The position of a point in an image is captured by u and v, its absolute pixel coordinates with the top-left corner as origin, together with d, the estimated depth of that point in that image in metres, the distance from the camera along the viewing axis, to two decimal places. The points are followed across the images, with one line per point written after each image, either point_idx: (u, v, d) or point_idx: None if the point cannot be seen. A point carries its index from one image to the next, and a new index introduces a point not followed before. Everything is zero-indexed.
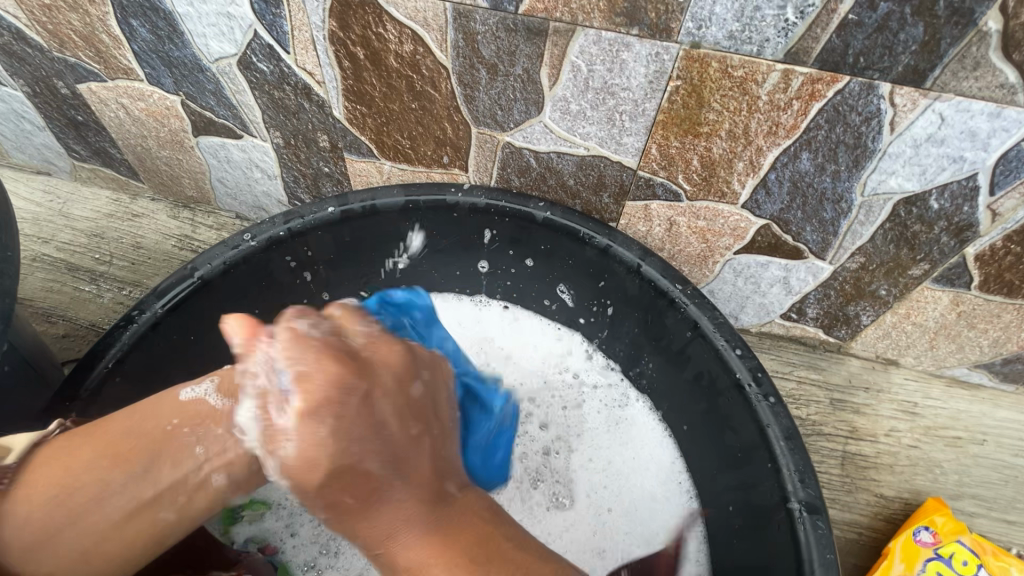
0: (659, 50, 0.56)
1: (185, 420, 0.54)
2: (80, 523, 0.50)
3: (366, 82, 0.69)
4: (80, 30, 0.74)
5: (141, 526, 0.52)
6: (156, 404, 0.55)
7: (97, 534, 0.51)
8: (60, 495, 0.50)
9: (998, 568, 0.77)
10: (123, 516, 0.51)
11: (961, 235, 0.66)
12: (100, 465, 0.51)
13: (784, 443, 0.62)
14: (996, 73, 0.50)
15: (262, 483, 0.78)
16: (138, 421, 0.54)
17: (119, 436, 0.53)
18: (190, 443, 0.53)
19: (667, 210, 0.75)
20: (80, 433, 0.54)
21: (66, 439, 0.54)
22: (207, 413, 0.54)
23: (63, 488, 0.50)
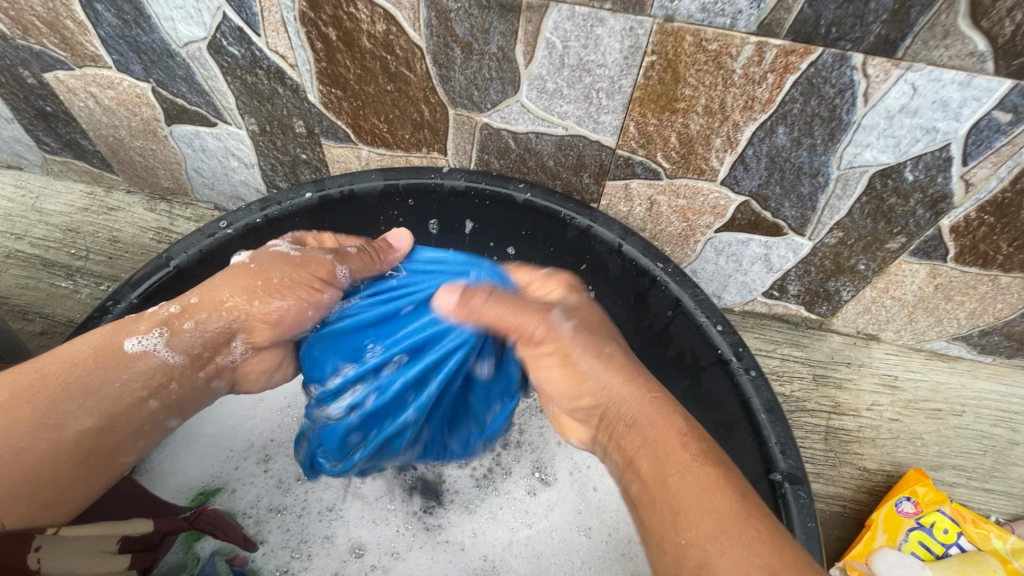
0: (633, 24, 0.56)
1: (134, 372, 0.54)
2: (38, 478, 0.47)
3: (339, 64, 0.68)
4: (44, 15, 0.72)
5: (104, 471, 0.52)
6: (99, 354, 0.53)
7: (61, 485, 0.48)
8: (11, 453, 0.46)
9: (977, 535, 0.80)
10: (86, 461, 0.50)
11: (935, 207, 0.67)
12: (48, 417, 0.48)
13: (765, 416, 0.63)
14: (966, 41, 0.50)
15: (223, 495, 0.77)
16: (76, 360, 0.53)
17: (67, 386, 0.50)
18: (145, 395, 0.54)
19: (647, 189, 0.75)
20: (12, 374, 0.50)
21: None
22: (160, 366, 0.55)
23: (12, 445, 0.46)
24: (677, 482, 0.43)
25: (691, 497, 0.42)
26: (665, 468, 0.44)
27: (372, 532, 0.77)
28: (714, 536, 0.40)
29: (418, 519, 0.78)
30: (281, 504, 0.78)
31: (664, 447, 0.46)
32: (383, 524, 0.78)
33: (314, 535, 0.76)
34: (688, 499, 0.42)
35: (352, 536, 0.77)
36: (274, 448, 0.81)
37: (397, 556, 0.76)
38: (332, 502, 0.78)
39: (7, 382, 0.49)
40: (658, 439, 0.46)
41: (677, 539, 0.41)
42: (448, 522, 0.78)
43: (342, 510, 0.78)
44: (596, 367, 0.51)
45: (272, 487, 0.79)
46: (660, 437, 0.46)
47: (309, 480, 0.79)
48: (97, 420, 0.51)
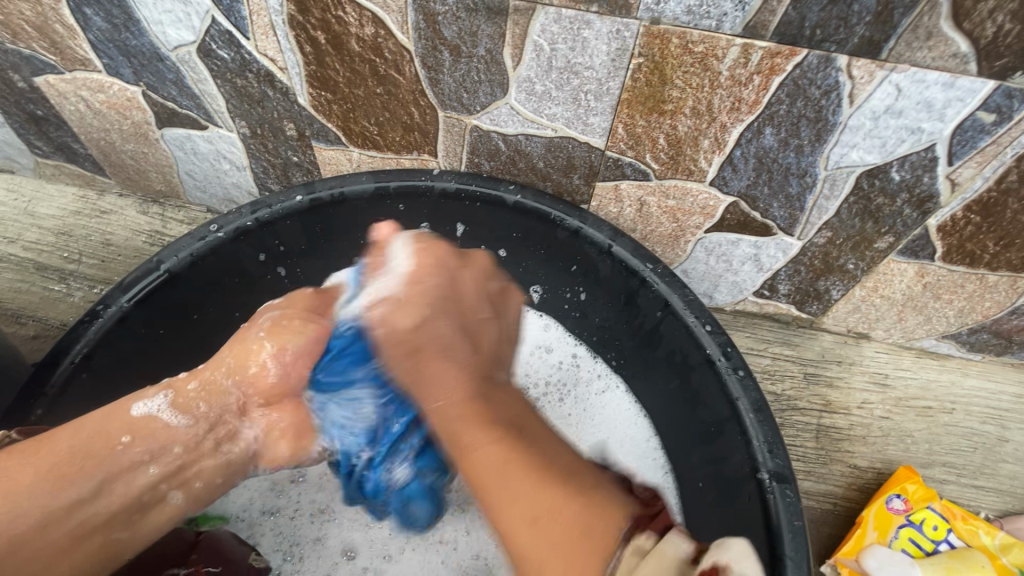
0: (619, 27, 0.56)
1: (138, 440, 0.56)
2: (25, 549, 0.50)
3: (329, 67, 0.68)
4: (33, 20, 0.72)
5: (92, 547, 0.54)
6: (104, 423, 0.56)
7: (47, 557, 0.52)
8: (7, 522, 0.50)
9: (967, 532, 0.81)
10: (74, 538, 0.53)
11: (922, 206, 0.67)
12: (48, 490, 0.51)
13: (753, 416, 0.63)
14: (949, 42, 0.51)
15: (215, 500, 0.77)
16: (86, 437, 0.55)
17: (68, 455, 0.53)
18: (142, 463, 0.56)
19: (637, 190, 0.75)
20: (28, 447, 0.53)
21: (12, 455, 0.53)
22: (161, 429, 0.58)
23: (10, 513, 0.50)
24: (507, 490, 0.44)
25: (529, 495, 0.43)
26: (495, 475, 0.45)
27: (365, 533, 0.78)
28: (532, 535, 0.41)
29: None
30: (274, 506, 0.78)
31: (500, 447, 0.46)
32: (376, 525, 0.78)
33: (306, 536, 0.77)
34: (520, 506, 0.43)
35: (345, 537, 0.77)
36: None
37: (388, 557, 0.76)
38: (325, 504, 0.79)
39: (17, 452, 0.53)
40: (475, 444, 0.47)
41: (518, 539, 0.43)
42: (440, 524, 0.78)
43: (335, 511, 0.78)
44: (434, 321, 0.55)
45: (265, 490, 0.79)
46: (505, 449, 0.46)
47: (302, 482, 0.80)
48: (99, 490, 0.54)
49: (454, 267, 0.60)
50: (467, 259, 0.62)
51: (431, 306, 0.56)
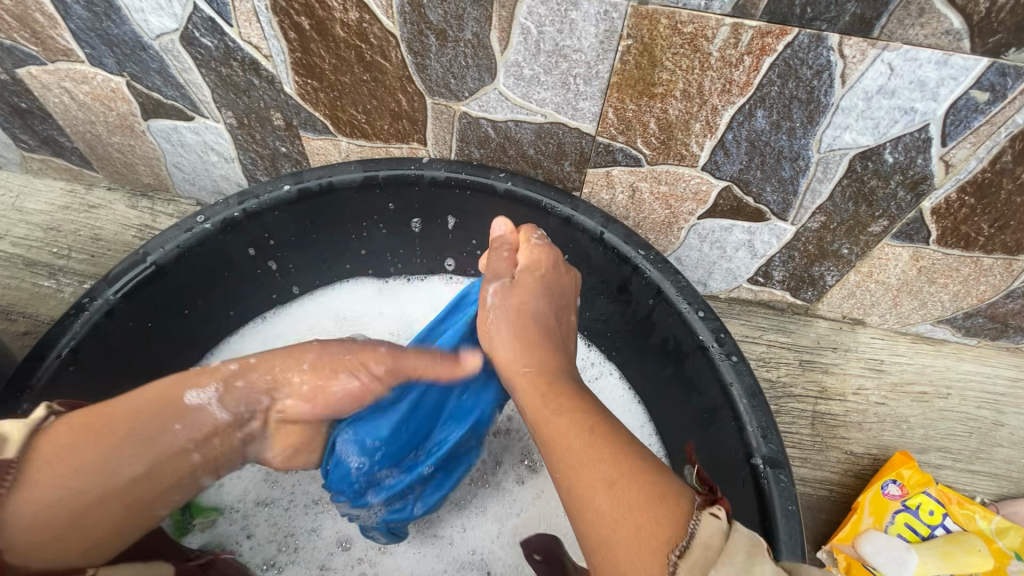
0: (607, 8, 0.55)
1: (187, 428, 0.54)
2: (84, 525, 0.48)
3: (314, 54, 0.67)
4: (12, 9, 0.70)
5: (140, 522, 0.53)
6: (159, 404, 0.53)
7: (98, 535, 0.50)
8: (63, 502, 0.47)
9: (963, 516, 0.81)
10: (128, 514, 0.51)
11: (916, 188, 0.66)
12: (101, 474, 0.48)
13: (746, 401, 0.63)
14: (942, 19, 0.50)
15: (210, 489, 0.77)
16: (146, 423, 0.52)
17: (127, 439, 0.50)
18: (189, 449, 0.55)
19: (628, 175, 0.75)
20: (83, 428, 0.50)
21: (67, 434, 0.49)
22: (211, 422, 0.55)
23: (66, 494, 0.47)
24: (605, 503, 0.43)
25: (596, 499, 0.43)
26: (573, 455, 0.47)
27: (361, 525, 0.77)
28: (610, 495, 0.43)
29: None
30: (268, 497, 0.78)
31: (574, 438, 0.48)
32: None
33: (301, 527, 0.77)
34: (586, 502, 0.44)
35: (340, 530, 0.77)
36: None
37: (385, 547, 0.76)
38: (319, 496, 0.78)
39: (73, 427, 0.50)
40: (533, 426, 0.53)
41: (591, 501, 0.44)
42: (436, 516, 0.78)
43: (329, 502, 0.78)
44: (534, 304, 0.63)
45: (259, 481, 0.78)
46: (567, 420, 0.50)
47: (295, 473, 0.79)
48: (147, 467, 0.51)
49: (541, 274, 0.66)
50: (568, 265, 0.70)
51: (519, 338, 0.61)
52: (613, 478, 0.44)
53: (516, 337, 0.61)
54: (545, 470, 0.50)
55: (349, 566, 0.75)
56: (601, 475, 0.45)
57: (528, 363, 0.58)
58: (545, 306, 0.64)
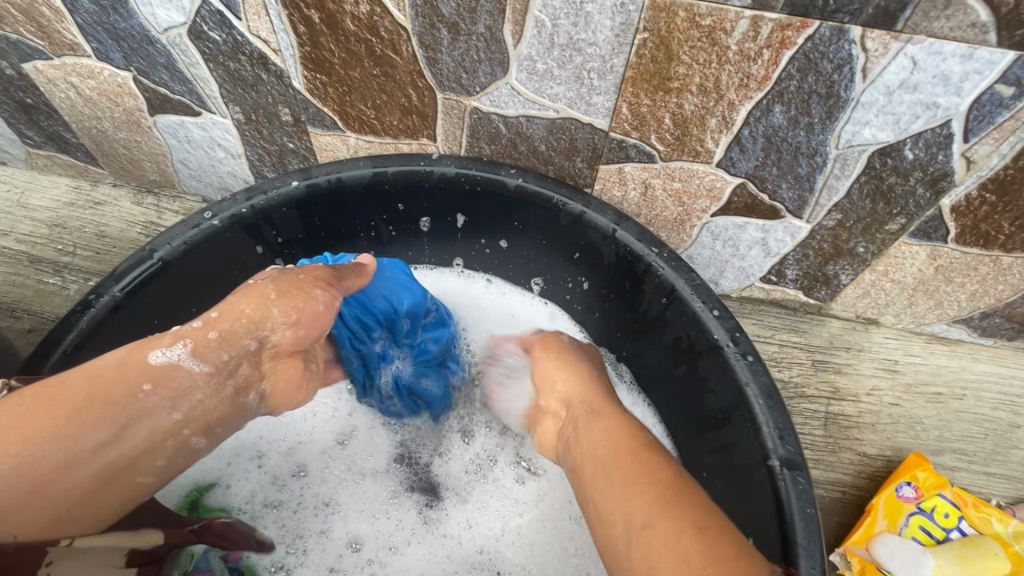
0: (624, 0, 0.54)
1: (161, 389, 0.51)
2: (49, 491, 0.45)
3: (324, 48, 0.66)
4: (18, 3, 0.70)
5: (119, 489, 0.50)
6: (121, 369, 0.51)
7: (71, 501, 0.46)
8: (28, 465, 0.44)
9: (979, 519, 0.79)
10: (100, 480, 0.48)
11: (936, 185, 0.65)
12: (67, 435, 0.46)
13: (763, 402, 0.62)
14: (968, 11, 0.49)
15: (217, 491, 0.76)
16: (106, 382, 0.49)
17: (86, 401, 0.48)
18: (167, 408, 0.52)
19: (641, 172, 0.74)
20: (38, 390, 0.47)
21: (21, 397, 0.47)
22: (184, 378, 0.53)
23: (28, 457, 0.44)
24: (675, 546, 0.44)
25: (669, 548, 0.43)
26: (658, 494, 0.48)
27: (372, 523, 0.77)
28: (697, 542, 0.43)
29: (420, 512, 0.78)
30: (276, 500, 0.77)
31: (661, 495, 0.48)
32: (383, 516, 0.77)
33: (309, 530, 0.75)
34: (672, 555, 0.43)
35: (351, 530, 0.76)
36: (264, 446, 0.80)
37: (395, 546, 0.75)
38: (329, 498, 0.78)
39: (30, 395, 0.47)
40: (604, 478, 0.52)
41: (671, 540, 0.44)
42: (445, 516, 0.78)
43: (337, 503, 0.77)
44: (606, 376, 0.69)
45: (266, 483, 0.78)
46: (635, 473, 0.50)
47: (303, 477, 0.79)
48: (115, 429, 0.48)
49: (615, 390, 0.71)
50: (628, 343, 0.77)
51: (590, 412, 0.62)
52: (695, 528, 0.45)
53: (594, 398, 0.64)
54: (614, 523, 0.48)
55: (358, 568, 0.74)
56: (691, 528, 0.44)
57: (616, 420, 0.58)
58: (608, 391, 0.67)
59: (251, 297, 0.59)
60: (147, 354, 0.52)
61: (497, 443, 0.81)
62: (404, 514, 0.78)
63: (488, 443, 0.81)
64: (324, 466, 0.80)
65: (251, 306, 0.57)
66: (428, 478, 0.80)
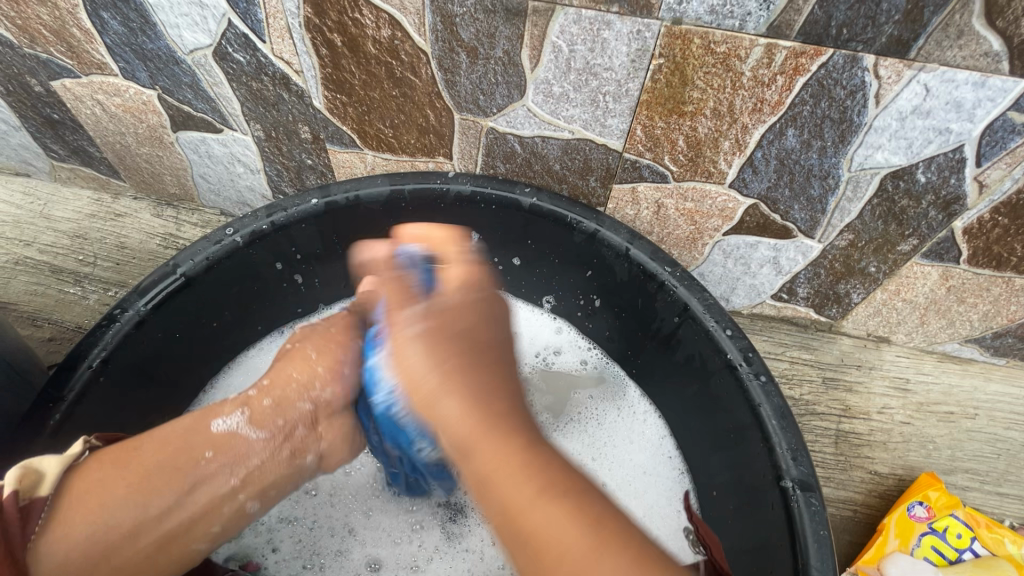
0: (640, 27, 0.55)
1: (220, 455, 0.57)
2: (115, 557, 0.51)
3: (345, 70, 0.68)
4: (50, 24, 0.72)
5: (173, 552, 0.55)
6: (187, 437, 0.57)
7: (134, 564, 0.52)
8: (103, 531, 0.50)
9: (992, 540, 0.78)
10: (160, 545, 0.53)
11: (948, 208, 0.66)
12: (136, 502, 0.52)
13: (776, 422, 0.62)
14: (981, 41, 0.49)
15: None
16: (172, 451, 0.55)
17: (154, 471, 0.54)
18: (224, 473, 0.57)
19: (654, 192, 0.75)
20: (116, 461, 0.53)
21: (102, 469, 0.53)
22: (239, 446, 0.58)
23: (107, 524, 0.51)
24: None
25: None
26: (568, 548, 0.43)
27: (392, 547, 0.77)
28: None
29: (442, 527, 0.78)
30: (292, 516, 0.78)
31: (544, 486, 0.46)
32: (402, 537, 0.78)
33: (327, 548, 0.76)
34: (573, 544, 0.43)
35: (370, 552, 0.77)
36: None
37: (416, 564, 0.76)
38: (345, 522, 0.78)
39: (109, 461, 0.53)
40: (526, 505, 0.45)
41: None
42: (466, 531, 0.78)
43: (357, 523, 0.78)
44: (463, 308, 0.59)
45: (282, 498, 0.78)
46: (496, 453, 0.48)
47: (316, 495, 0.79)
48: (177, 497, 0.54)
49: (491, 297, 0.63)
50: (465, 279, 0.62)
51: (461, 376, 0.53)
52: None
53: (465, 378, 0.53)
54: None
55: None
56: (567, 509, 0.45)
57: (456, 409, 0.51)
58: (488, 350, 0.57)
59: (294, 360, 0.64)
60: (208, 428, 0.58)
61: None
62: (425, 533, 0.78)
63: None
64: (338, 485, 0.80)
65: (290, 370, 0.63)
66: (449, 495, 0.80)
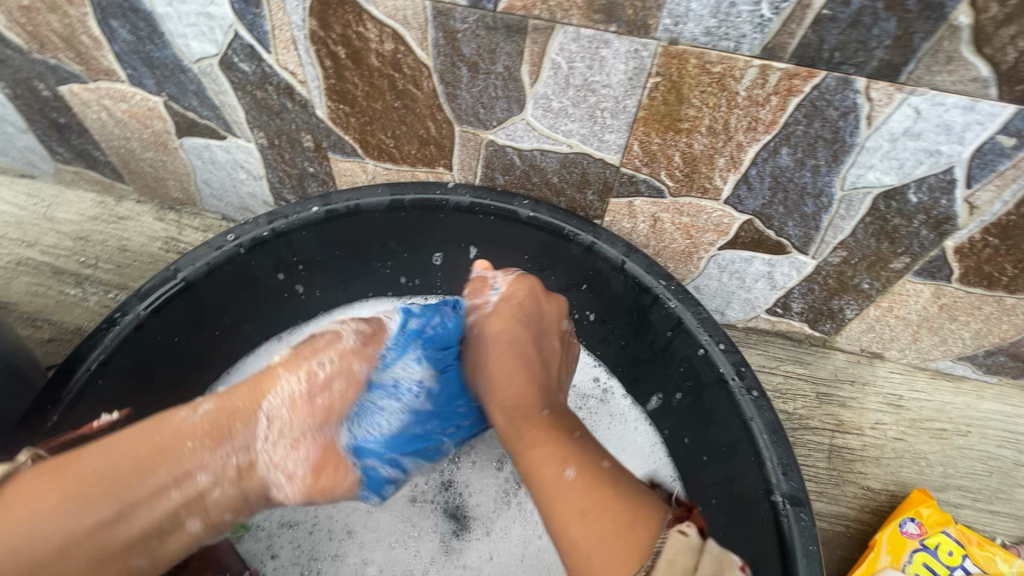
0: (638, 47, 0.56)
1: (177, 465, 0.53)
2: (48, 568, 0.49)
3: (348, 81, 0.69)
4: (60, 31, 0.73)
5: (115, 567, 0.52)
6: (133, 443, 0.53)
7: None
8: (24, 547, 0.48)
9: (983, 558, 0.78)
10: (94, 561, 0.51)
11: (939, 228, 0.67)
12: (72, 511, 0.49)
13: (767, 437, 0.63)
14: (969, 67, 0.50)
15: None
16: (117, 456, 0.52)
17: (92, 482, 0.51)
18: (168, 487, 0.53)
19: (651, 207, 0.76)
20: (54, 468, 0.51)
21: (39, 474, 0.51)
22: (186, 454, 0.54)
23: (30, 535, 0.48)
24: (575, 497, 0.52)
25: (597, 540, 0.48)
26: (563, 499, 0.52)
27: (388, 551, 0.78)
28: (582, 527, 0.50)
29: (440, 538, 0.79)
30: (292, 521, 0.79)
31: (609, 531, 0.49)
32: (401, 544, 0.78)
33: (325, 553, 0.77)
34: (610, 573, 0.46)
35: (369, 556, 0.77)
36: None
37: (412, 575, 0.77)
38: (346, 524, 0.79)
39: (43, 470, 0.51)
40: (562, 483, 0.53)
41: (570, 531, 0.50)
42: (466, 546, 0.78)
43: (356, 531, 0.79)
44: (515, 332, 0.69)
45: (284, 501, 0.79)
46: (569, 451, 0.56)
47: None
48: (109, 512, 0.50)
49: (534, 312, 0.71)
50: (539, 299, 0.72)
51: (540, 359, 0.69)
52: (585, 509, 0.51)
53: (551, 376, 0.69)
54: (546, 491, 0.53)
55: None
56: (620, 531, 0.48)
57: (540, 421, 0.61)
58: (529, 357, 0.68)
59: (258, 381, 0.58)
60: (162, 429, 0.54)
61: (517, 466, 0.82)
62: (423, 544, 0.78)
63: (513, 465, 0.82)
64: None
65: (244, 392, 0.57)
66: (453, 508, 0.80)
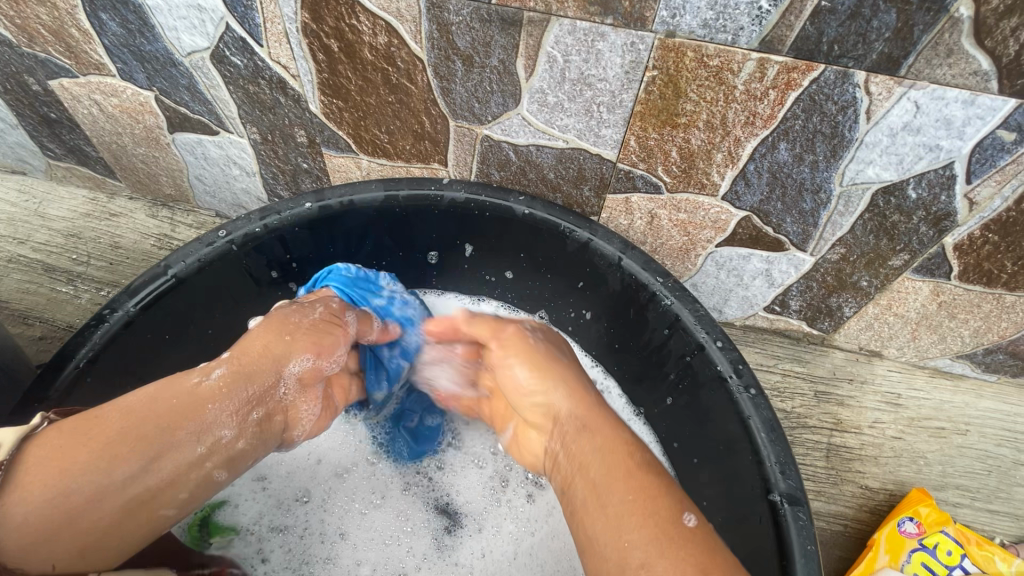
0: (634, 40, 0.56)
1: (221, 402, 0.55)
2: (82, 523, 0.46)
3: (341, 75, 0.68)
4: (49, 24, 0.72)
5: (142, 519, 0.50)
6: (153, 402, 0.52)
7: (100, 532, 0.47)
8: (61, 496, 0.45)
9: (982, 558, 0.77)
10: (127, 509, 0.48)
11: (939, 224, 0.66)
12: (104, 465, 0.47)
13: (765, 435, 0.62)
14: (970, 60, 0.50)
15: (227, 510, 0.77)
16: (144, 407, 0.51)
17: (123, 434, 0.49)
18: (193, 440, 0.52)
19: (647, 203, 0.75)
20: (76, 425, 0.48)
21: (62, 431, 0.48)
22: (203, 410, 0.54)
23: (62, 490, 0.45)
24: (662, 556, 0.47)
25: None
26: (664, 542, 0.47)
27: (381, 551, 0.77)
28: None
29: (433, 535, 0.78)
30: (282, 524, 0.78)
31: None
32: (394, 543, 0.78)
33: (316, 556, 0.76)
34: None
35: (361, 557, 0.76)
36: (266, 468, 0.80)
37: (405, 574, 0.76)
38: (337, 526, 0.78)
39: (68, 427, 0.48)
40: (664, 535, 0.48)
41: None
42: (458, 543, 0.78)
43: (348, 532, 0.78)
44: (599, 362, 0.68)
45: (273, 506, 0.79)
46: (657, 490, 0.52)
47: (308, 502, 0.79)
48: (145, 460, 0.49)
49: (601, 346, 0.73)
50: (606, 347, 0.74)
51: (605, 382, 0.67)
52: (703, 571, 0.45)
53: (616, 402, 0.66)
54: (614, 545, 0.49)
55: None
56: None
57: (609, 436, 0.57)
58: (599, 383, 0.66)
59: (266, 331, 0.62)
60: (178, 390, 0.54)
61: (504, 464, 0.82)
62: (416, 541, 0.78)
63: (497, 461, 0.82)
64: (331, 491, 0.80)
65: (263, 342, 0.61)
66: (444, 505, 0.80)
